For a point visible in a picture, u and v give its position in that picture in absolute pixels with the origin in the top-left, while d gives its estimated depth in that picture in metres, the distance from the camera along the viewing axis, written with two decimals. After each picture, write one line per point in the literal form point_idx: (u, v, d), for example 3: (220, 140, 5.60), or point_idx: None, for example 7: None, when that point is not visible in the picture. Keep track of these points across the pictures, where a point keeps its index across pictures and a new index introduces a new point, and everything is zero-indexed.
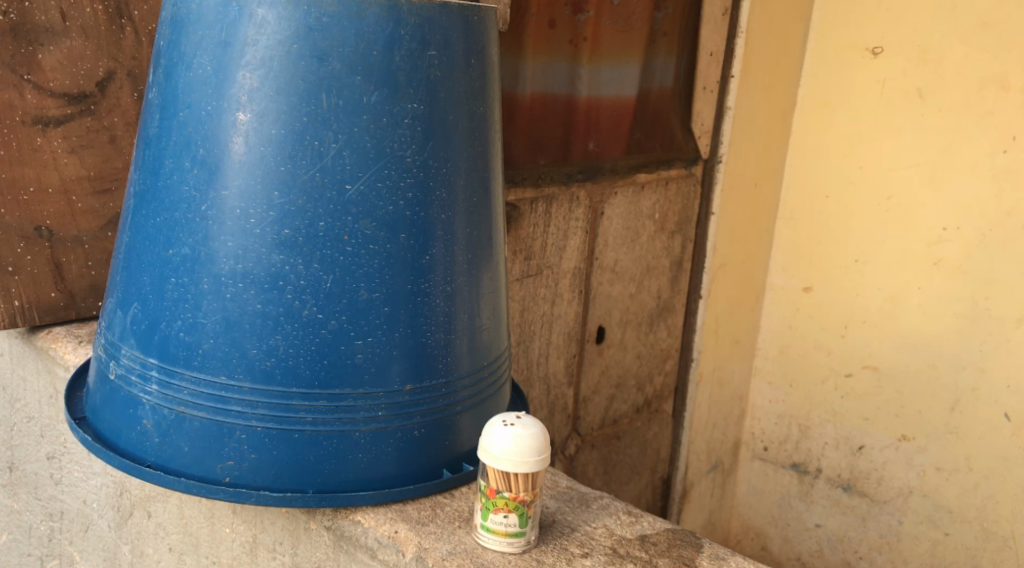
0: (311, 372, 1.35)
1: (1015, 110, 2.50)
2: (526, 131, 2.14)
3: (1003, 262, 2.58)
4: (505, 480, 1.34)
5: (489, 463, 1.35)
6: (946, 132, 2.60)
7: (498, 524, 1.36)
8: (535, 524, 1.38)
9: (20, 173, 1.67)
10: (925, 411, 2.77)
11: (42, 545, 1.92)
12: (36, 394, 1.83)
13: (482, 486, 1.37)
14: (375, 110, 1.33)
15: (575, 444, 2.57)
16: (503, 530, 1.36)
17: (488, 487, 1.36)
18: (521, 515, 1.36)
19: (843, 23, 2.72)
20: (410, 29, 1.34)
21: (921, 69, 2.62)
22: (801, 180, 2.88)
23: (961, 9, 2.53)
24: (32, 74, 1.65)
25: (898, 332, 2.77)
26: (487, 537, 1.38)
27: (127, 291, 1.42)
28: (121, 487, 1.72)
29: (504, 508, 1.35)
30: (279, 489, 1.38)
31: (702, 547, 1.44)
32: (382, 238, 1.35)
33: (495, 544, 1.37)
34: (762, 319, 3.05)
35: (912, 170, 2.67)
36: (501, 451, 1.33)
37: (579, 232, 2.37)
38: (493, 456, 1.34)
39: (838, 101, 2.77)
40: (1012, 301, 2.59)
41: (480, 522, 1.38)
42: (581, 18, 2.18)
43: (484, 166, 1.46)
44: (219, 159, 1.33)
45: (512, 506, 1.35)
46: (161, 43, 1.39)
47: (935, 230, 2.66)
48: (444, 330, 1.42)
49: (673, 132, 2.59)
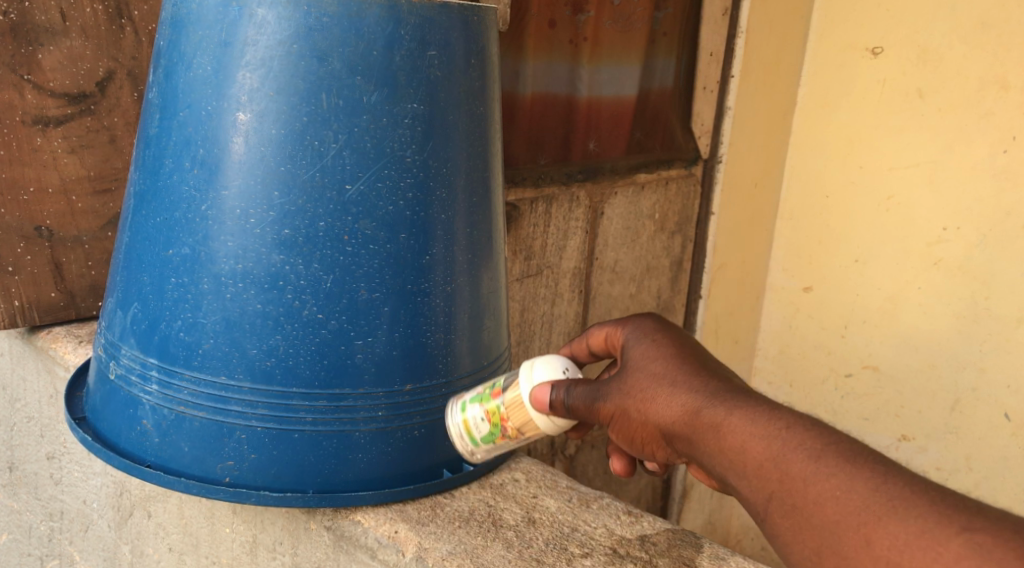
0: (311, 372, 1.35)
1: (1016, 111, 2.39)
2: (527, 130, 2.14)
3: (1003, 262, 2.48)
4: (512, 401, 1.35)
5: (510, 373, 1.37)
6: (945, 132, 2.51)
7: (470, 418, 1.39)
8: (490, 448, 1.41)
9: (20, 174, 1.67)
10: (925, 411, 2.69)
11: (42, 544, 1.92)
12: (36, 394, 1.83)
13: (496, 383, 1.38)
14: (374, 110, 1.33)
15: (574, 444, 2.58)
16: (470, 424, 1.39)
17: (497, 389, 1.37)
18: (491, 432, 1.38)
19: (843, 22, 2.65)
20: (410, 29, 1.33)
21: (921, 68, 2.53)
22: (801, 180, 2.83)
23: (961, 8, 2.43)
24: (32, 74, 1.65)
25: (898, 332, 2.69)
26: (456, 412, 1.41)
27: (127, 291, 1.42)
28: (121, 488, 1.71)
29: (489, 415, 1.37)
30: (280, 489, 1.38)
31: (702, 547, 1.42)
32: (382, 238, 1.35)
33: (452, 425, 1.42)
34: (763, 319, 3.02)
35: (911, 171, 2.59)
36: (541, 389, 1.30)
37: (579, 232, 2.37)
38: (524, 376, 1.34)
39: (838, 101, 2.70)
40: (1012, 301, 2.48)
41: (466, 399, 1.41)
42: (581, 18, 2.18)
43: (484, 167, 1.46)
44: (218, 159, 1.33)
45: (494, 421, 1.37)
46: (161, 43, 1.39)
47: (935, 230, 2.57)
48: (444, 330, 1.43)
49: (673, 132, 2.59)
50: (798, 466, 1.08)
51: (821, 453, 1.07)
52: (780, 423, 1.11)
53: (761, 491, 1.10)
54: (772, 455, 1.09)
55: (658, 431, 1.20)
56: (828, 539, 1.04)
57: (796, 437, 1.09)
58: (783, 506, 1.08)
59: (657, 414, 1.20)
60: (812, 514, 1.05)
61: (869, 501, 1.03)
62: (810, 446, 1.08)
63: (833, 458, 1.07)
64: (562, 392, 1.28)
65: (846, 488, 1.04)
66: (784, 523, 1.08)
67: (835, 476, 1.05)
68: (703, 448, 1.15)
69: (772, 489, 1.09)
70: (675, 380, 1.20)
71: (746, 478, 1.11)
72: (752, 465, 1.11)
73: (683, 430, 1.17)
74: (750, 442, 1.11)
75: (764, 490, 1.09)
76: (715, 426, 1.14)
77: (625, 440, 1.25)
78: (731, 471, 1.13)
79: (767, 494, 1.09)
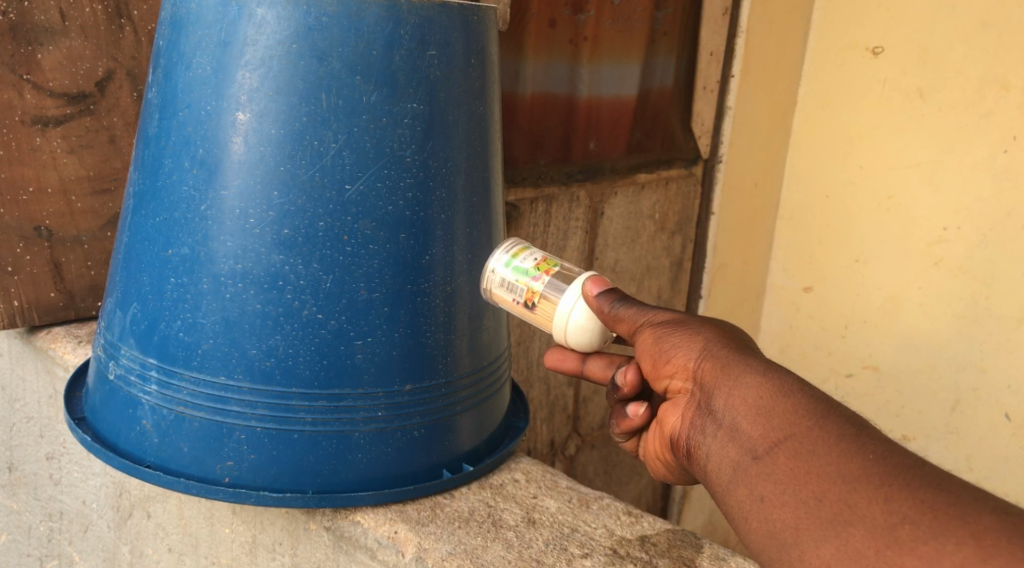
0: (311, 372, 1.35)
1: (1016, 110, 2.38)
2: (527, 130, 2.14)
3: (1002, 261, 2.46)
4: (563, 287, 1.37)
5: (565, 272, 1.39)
6: (946, 132, 2.50)
7: (522, 258, 1.40)
8: (505, 288, 1.40)
9: (19, 174, 1.67)
10: (925, 411, 2.68)
11: (42, 545, 1.92)
12: (36, 394, 1.83)
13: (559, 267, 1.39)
14: (374, 110, 1.33)
15: (575, 444, 2.58)
16: (518, 257, 1.40)
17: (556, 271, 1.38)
18: (519, 274, 1.39)
19: (843, 22, 2.64)
20: (410, 29, 1.33)
21: (921, 68, 2.52)
22: (800, 180, 2.83)
23: (961, 8, 2.42)
24: (31, 74, 1.65)
25: (898, 333, 2.68)
26: (518, 246, 1.42)
27: (127, 291, 1.42)
28: (121, 488, 1.71)
29: (536, 270, 1.38)
30: (279, 489, 1.38)
31: (702, 547, 1.41)
32: (382, 239, 1.35)
33: (495, 256, 1.42)
34: (763, 319, 3.02)
35: (911, 170, 2.58)
36: (604, 282, 1.34)
37: (579, 231, 2.36)
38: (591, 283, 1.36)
39: (838, 101, 2.69)
40: (1013, 300, 2.47)
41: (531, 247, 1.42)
42: (581, 18, 2.17)
43: (484, 167, 1.46)
44: (218, 159, 1.32)
45: (531, 276, 1.38)
46: (160, 42, 1.39)
47: (936, 229, 2.56)
48: (444, 330, 1.42)
49: (673, 132, 2.59)
50: (837, 426, 1.07)
51: (866, 429, 1.07)
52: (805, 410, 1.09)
53: (776, 428, 1.10)
54: (812, 411, 1.09)
55: (696, 352, 1.22)
56: (842, 487, 1.03)
57: (845, 413, 1.09)
58: (794, 448, 1.08)
59: (710, 341, 1.23)
60: (830, 463, 1.05)
61: (904, 471, 1.02)
62: (857, 421, 1.08)
63: (877, 437, 1.06)
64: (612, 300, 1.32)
65: (882, 456, 1.04)
66: (786, 464, 1.08)
67: (852, 451, 1.05)
68: (732, 377, 1.16)
69: (781, 432, 1.09)
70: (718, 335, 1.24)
71: (764, 417, 1.11)
72: (780, 409, 1.11)
73: (725, 358, 1.19)
74: (786, 392, 1.12)
75: (781, 429, 1.09)
76: (741, 367, 1.17)
77: (645, 361, 1.28)
78: (749, 404, 1.13)
79: (780, 433, 1.09)
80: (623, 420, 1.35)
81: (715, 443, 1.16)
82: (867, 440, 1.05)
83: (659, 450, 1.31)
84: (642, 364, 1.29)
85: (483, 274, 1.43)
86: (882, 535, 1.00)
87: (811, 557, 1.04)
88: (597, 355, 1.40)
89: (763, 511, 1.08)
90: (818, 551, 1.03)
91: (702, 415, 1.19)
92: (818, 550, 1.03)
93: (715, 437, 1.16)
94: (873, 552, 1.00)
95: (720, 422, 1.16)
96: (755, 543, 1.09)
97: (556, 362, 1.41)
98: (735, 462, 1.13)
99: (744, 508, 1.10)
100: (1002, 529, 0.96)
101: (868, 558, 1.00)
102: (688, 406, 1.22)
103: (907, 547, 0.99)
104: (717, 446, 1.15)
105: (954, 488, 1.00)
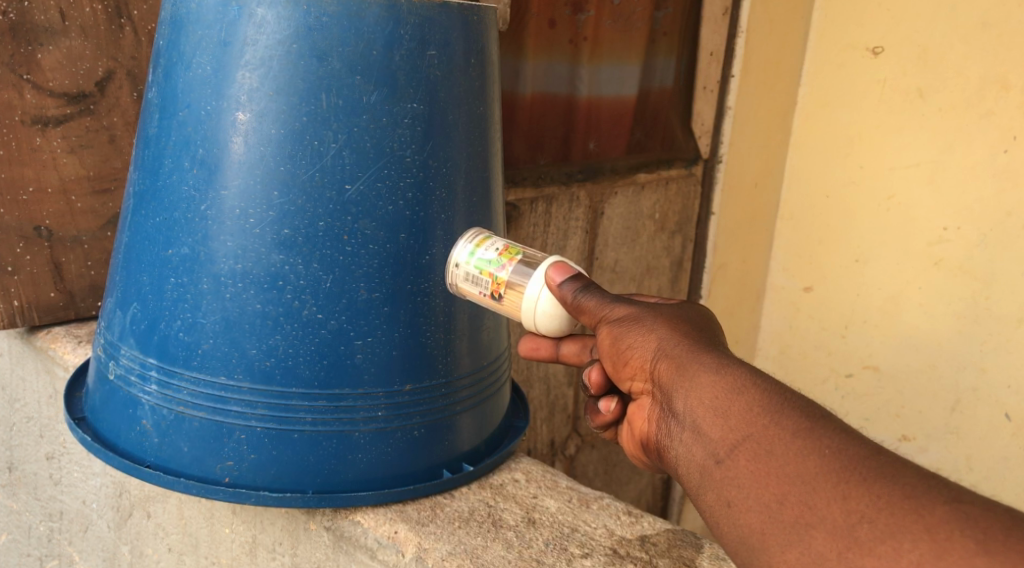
0: (311, 372, 1.35)
1: (1017, 110, 2.38)
2: (526, 130, 2.15)
3: (1003, 261, 2.46)
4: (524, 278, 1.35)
5: (530, 259, 1.38)
6: (946, 133, 2.50)
7: (484, 250, 1.38)
8: (469, 281, 1.38)
9: (19, 174, 1.67)
10: (925, 411, 2.68)
11: (42, 545, 1.92)
12: (36, 394, 1.83)
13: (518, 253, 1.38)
14: (374, 110, 1.33)
15: (575, 444, 2.58)
16: (480, 250, 1.38)
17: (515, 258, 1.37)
18: (486, 267, 1.37)
19: (843, 22, 2.64)
20: (410, 29, 1.33)
21: (921, 68, 2.52)
22: (800, 180, 2.83)
23: (961, 8, 2.42)
24: (31, 74, 1.65)
25: (898, 333, 2.68)
26: (477, 237, 1.40)
27: (127, 291, 1.42)
28: (121, 488, 1.71)
29: (497, 260, 1.37)
30: (279, 489, 1.38)
31: (701, 547, 1.41)
32: (382, 238, 1.35)
33: (456, 249, 1.40)
34: (763, 319, 3.02)
35: (911, 170, 2.58)
36: (565, 269, 1.32)
37: (579, 232, 2.36)
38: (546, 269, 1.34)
39: (838, 101, 2.69)
40: (1013, 300, 2.47)
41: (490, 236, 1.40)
42: (581, 18, 2.17)
43: (485, 167, 1.46)
44: (218, 159, 1.32)
45: (496, 267, 1.36)
46: (161, 42, 1.39)
47: (936, 229, 2.56)
48: (444, 330, 1.42)
49: (673, 131, 2.59)
50: (792, 422, 1.07)
51: (820, 420, 1.07)
52: (771, 410, 1.09)
53: (734, 430, 1.10)
54: (766, 407, 1.09)
55: (652, 351, 1.21)
56: (801, 489, 1.03)
57: (799, 404, 1.09)
58: (753, 449, 1.08)
59: (666, 338, 1.21)
60: (787, 463, 1.05)
61: (858, 464, 1.02)
62: (812, 409, 1.08)
63: (830, 428, 1.06)
64: (573, 290, 1.31)
65: (836, 450, 1.04)
66: (747, 467, 1.07)
67: (806, 450, 1.05)
68: (688, 378, 1.16)
69: (740, 434, 1.09)
70: (674, 332, 1.22)
71: (722, 418, 1.11)
72: (736, 408, 1.10)
73: (680, 358, 1.18)
74: (741, 389, 1.11)
75: (739, 430, 1.09)
76: (692, 374, 1.16)
77: (605, 355, 1.28)
78: (708, 406, 1.13)
79: (739, 434, 1.09)
80: (597, 416, 1.36)
81: (682, 446, 1.15)
82: (822, 434, 1.05)
83: (631, 448, 1.31)
84: (604, 358, 1.28)
85: (446, 267, 1.40)
86: (842, 536, 1.00)
87: (778, 562, 1.04)
88: (570, 338, 1.39)
89: (731, 517, 1.08)
90: (784, 555, 1.04)
91: (666, 416, 1.19)
92: (785, 555, 1.04)
93: (681, 440, 1.16)
94: (835, 555, 1.00)
95: (683, 424, 1.15)
96: (728, 549, 1.10)
97: (528, 352, 1.41)
98: (701, 466, 1.12)
99: (714, 513, 1.10)
100: (956, 520, 0.97)
101: (831, 561, 1.00)
102: (654, 406, 1.22)
103: (866, 547, 0.99)
104: (685, 448, 1.15)
105: (909, 479, 1.00)
